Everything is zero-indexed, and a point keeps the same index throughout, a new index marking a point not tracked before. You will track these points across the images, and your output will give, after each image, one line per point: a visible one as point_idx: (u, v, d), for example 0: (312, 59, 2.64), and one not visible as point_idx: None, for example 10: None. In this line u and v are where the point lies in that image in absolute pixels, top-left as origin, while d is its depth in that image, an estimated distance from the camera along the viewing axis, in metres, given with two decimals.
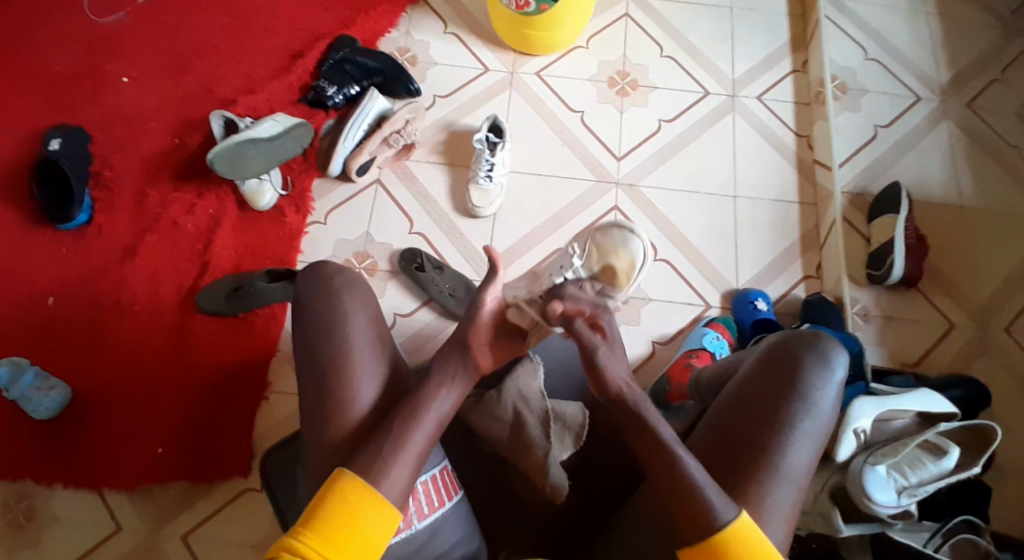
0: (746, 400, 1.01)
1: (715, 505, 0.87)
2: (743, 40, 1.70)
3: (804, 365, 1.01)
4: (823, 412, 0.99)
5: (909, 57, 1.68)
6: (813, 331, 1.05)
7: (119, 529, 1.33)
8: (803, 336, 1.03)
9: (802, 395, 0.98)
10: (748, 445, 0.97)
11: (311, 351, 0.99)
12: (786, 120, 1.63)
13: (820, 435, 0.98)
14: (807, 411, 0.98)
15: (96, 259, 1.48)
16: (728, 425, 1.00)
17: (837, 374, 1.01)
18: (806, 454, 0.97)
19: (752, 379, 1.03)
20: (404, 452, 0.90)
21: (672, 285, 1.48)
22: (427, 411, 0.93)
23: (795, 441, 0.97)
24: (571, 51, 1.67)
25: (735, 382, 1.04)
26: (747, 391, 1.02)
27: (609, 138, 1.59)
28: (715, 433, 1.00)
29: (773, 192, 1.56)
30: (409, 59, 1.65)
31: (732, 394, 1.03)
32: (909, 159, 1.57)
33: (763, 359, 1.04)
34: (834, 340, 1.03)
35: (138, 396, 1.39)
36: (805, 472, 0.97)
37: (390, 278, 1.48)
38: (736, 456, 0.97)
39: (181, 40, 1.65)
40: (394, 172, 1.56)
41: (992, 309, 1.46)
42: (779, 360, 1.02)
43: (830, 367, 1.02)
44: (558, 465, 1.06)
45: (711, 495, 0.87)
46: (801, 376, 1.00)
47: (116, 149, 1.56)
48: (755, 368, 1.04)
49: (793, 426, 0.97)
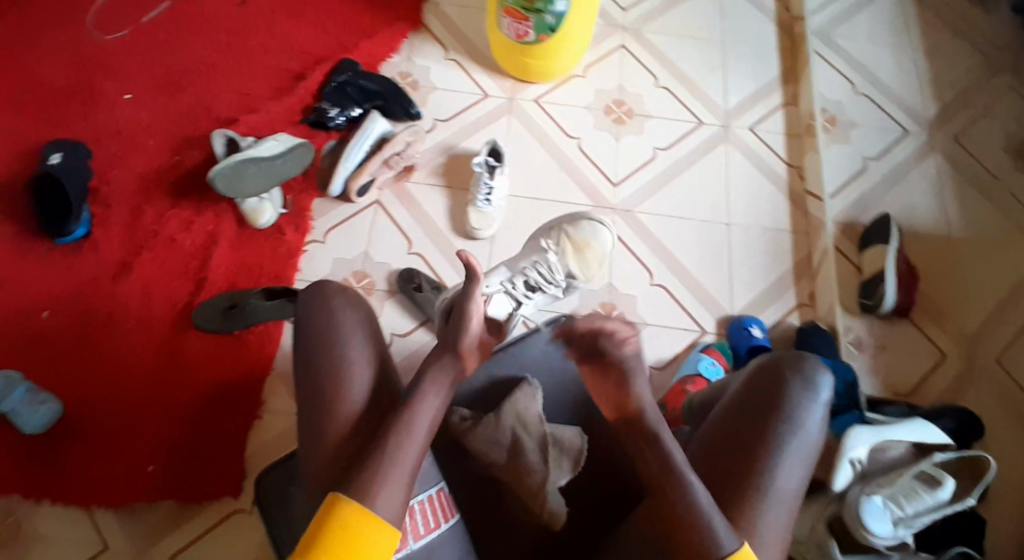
0: (734, 420, 1.02)
1: (717, 534, 0.89)
2: (735, 73, 1.75)
3: (790, 387, 1.02)
4: (810, 434, 1.00)
5: (896, 91, 1.74)
6: (798, 352, 1.06)
7: (106, 549, 1.31)
8: (787, 357, 1.04)
9: (788, 417, 1.00)
10: (739, 465, 0.98)
11: (312, 363, 1.00)
12: (778, 150, 1.67)
13: (808, 456, 0.99)
14: (795, 433, 0.99)
15: (92, 274, 1.47)
16: (718, 446, 1.01)
17: (823, 395, 1.02)
18: (796, 474, 0.98)
19: (739, 399, 1.04)
20: (395, 464, 0.90)
21: (667, 309, 1.50)
22: (415, 420, 0.93)
23: (784, 462, 0.98)
24: (569, 79, 1.71)
25: (724, 402, 1.06)
26: (734, 411, 1.03)
27: (605, 165, 1.62)
28: (706, 452, 1.02)
29: (765, 220, 1.59)
30: (410, 84, 1.68)
31: (720, 413, 1.04)
32: (897, 190, 1.62)
33: (750, 380, 1.05)
34: (819, 361, 1.04)
35: (129, 414, 1.37)
36: (795, 493, 0.98)
37: (388, 299, 1.49)
38: (726, 475, 0.98)
39: (184, 59, 1.67)
40: (393, 193, 1.58)
41: (980, 338, 1.49)
42: (765, 380, 1.03)
43: (815, 389, 1.03)
44: (557, 490, 1.07)
45: (716, 524, 0.89)
46: (787, 397, 1.01)
47: (115, 165, 1.56)
48: (743, 388, 1.05)
49: (781, 447, 0.98)
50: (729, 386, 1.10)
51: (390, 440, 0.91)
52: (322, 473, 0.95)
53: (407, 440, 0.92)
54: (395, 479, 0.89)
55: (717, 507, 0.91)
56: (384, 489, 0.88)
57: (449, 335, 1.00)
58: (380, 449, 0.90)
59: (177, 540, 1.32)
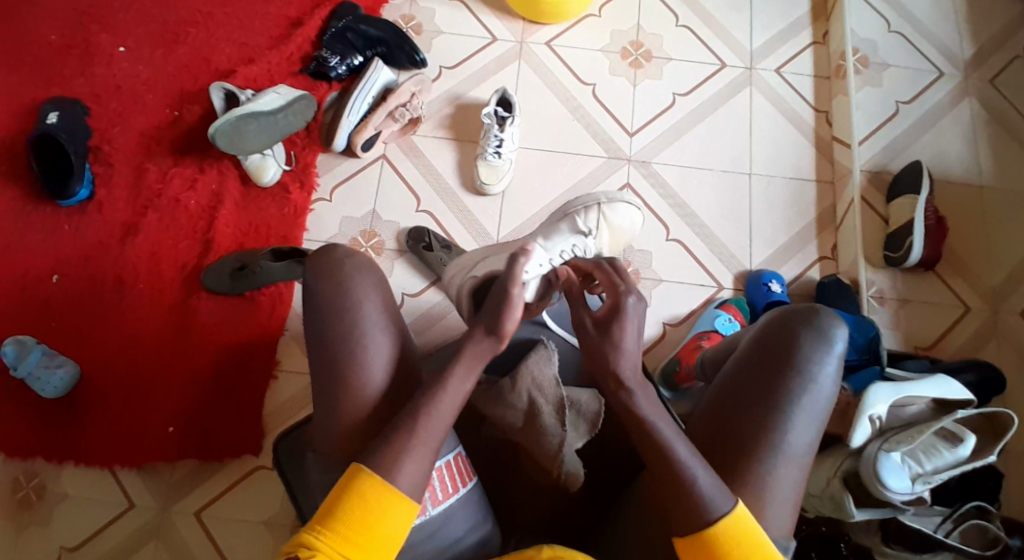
0: (744, 379, 1.00)
1: (705, 496, 0.86)
2: (762, 10, 1.63)
3: (802, 340, 0.98)
4: (822, 388, 0.97)
5: (933, 30, 1.62)
6: (812, 305, 1.02)
7: (132, 505, 1.33)
8: (799, 311, 1.00)
9: (800, 370, 0.97)
10: (747, 424, 0.96)
11: (320, 332, 0.97)
12: (804, 94, 1.58)
13: (821, 410, 0.97)
14: (807, 389, 0.97)
15: (99, 236, 1.45)
16: (728, 400, 0.99)
17: (837, 348, 0.99)
18: (808, 430, 0.96)
19: (747, 356, 1.02)
20: (411, 440, 0.88)
21: (684, 265, 1.46)
22: (430, 397, 0.91)
23: (793, 418, 0.95)
24: (583, 19, 1.61)
25: (736, 356, 1.04)
26: (744, 369, 1.01)
27: (620, 114, 1.54)
28: (717, 411, 1.00)
29: (789, 170, 1.52)
30: (413, 27, 1.59)
31: (730, 370, 1.02)
32: (929, 137, 1.53)
33: (762, 334, 1.02)
34: (833, 314, 1.00)
35: (145, 377, 1.38)
36: (807, 448, 0.96)
37: (398, 257, 1.46)
38: (733, 437, 0.96)
39: (177, 7, 1.59)
40: (399, 147, 1.52)
41: (1008, 291, 1.43)
42: (777, 336, 1.00)
43: (828, 341, 0.99)
44: (574, 452, 1.05)
45: (705, 485, 0.86)
46: (799, 354, 0.98)
47: (114, 123, 1.51)
48: (752, 344, 1.02)
49: (792, 406, 0.96)
50: (743, 339, 1.08)
51: (403, 416, 0.90)
52: (342, 437, 0.96)
53: (424, 414, 0.90)
54: (412, 449, 0.88)
55: (699, 457, 0.88)
56: (402, 462, 0.87)
57: (487, 323, 0.94)
58: (400, 427, 0.89)
59: (198, 497, 1.34)
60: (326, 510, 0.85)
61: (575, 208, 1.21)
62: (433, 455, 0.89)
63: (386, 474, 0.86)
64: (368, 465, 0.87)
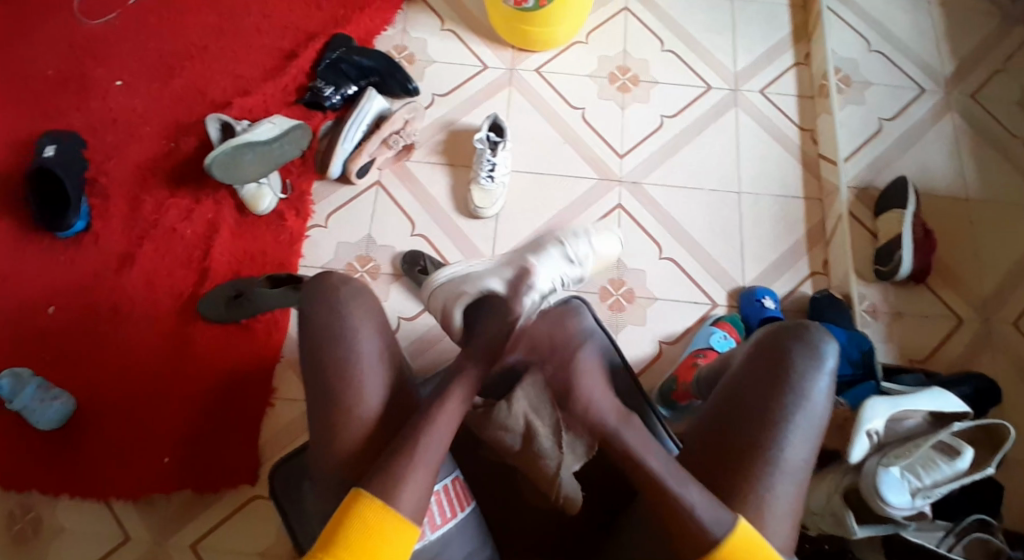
0: (737, 398, 0.99)
1: (705, 523, 0.88)
2: (745, 34, 1.68)
3: (794, 357, 0.99)
4: (816, 404, 0.97)
5: (913, 49, 1.66)
6: (802, 321, 1.03)
7: (126, 538, 1.31)
8: (790, 327, 1.01)
9: (793, 387, 0.97)
10: (744, 442, 0.96)
11: (318, 350, 0.98)
12: (788, 113, 1.61)
13: (816, 426, 0.97)
14: (801, 406, 0.96)
15: (95, 267, 1.46)
16: (724, 420, 0.99)
17: (828, 363, 0.99)
18: (804, 447, 0.96)
19: (740, 376, 1.02)
20: (410, 463, 0.88)
21: (677, 283, 1.47)
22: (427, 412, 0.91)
23: (790, 435, 0.95)
24: (571, 46, 1.65)
25: (729, 375, 1.04)
26: (738, 387, 1.00)
27: (610, 136, 1.57)
28: (711, 432, 1.00)
29: (777, 187, 1.55)
30: (406, 58, 1.63)
31: (724, 389, 1.02)
32: (913, 152, 1.56)
33: (754, 352, 1.02)
34: (823, 330, 1.01)
35: (142, 406, 1.37)
36: (804, 465, 0.96)
37: (393, 282, 1.47)
38: (729, 454, 0.96)
39: (173, 42, 1.62)
40: (394, 173, 1.54)
41: (998, 302, 1.45)
42: (768, 354, 1.00)
43: (819, 357, 1.00)
44: (570, 475, 1.01)
45: (702, 512, 0.89)
46: (792, 371, 0.98)
47: (111, 155, 1.53)
48: (744, 363, 1.02)
49: (788, 421, 0.96)
50: (735, 357, 1.08)
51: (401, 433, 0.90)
52: (342, 465, 0.96)
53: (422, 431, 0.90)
54: (411, 469, 0.88)
55: (697, 486, 0.91)
56: (400, 480, 0.87)
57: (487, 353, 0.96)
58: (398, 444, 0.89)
59: (195, 530, 1.32)
60: (327, 536, 0.84)
61: (564, 235, 1.15)
62: (433, 475, 0.90)
63: (385, 492, 0.86)
64: (368, 483, 0.87)
